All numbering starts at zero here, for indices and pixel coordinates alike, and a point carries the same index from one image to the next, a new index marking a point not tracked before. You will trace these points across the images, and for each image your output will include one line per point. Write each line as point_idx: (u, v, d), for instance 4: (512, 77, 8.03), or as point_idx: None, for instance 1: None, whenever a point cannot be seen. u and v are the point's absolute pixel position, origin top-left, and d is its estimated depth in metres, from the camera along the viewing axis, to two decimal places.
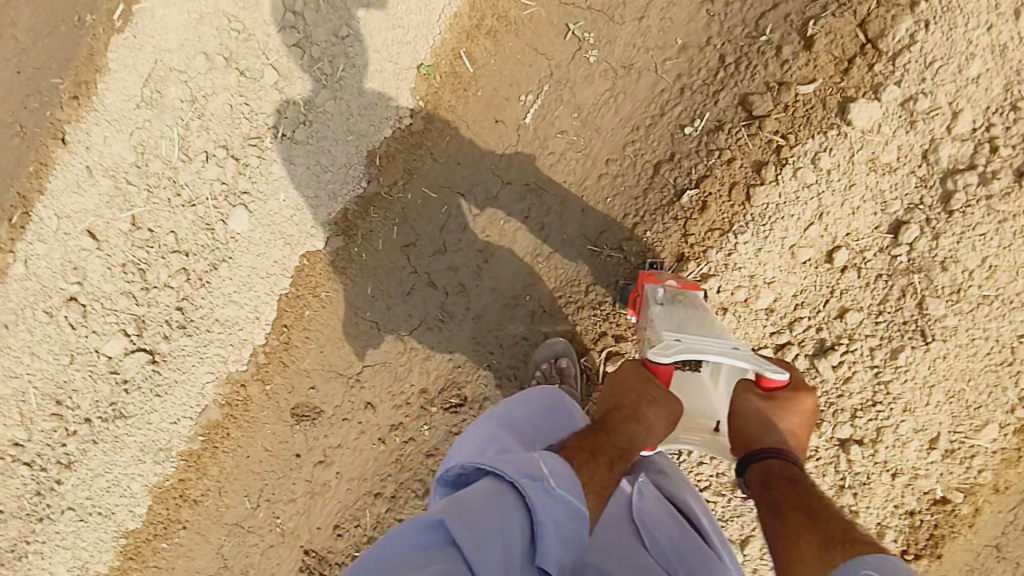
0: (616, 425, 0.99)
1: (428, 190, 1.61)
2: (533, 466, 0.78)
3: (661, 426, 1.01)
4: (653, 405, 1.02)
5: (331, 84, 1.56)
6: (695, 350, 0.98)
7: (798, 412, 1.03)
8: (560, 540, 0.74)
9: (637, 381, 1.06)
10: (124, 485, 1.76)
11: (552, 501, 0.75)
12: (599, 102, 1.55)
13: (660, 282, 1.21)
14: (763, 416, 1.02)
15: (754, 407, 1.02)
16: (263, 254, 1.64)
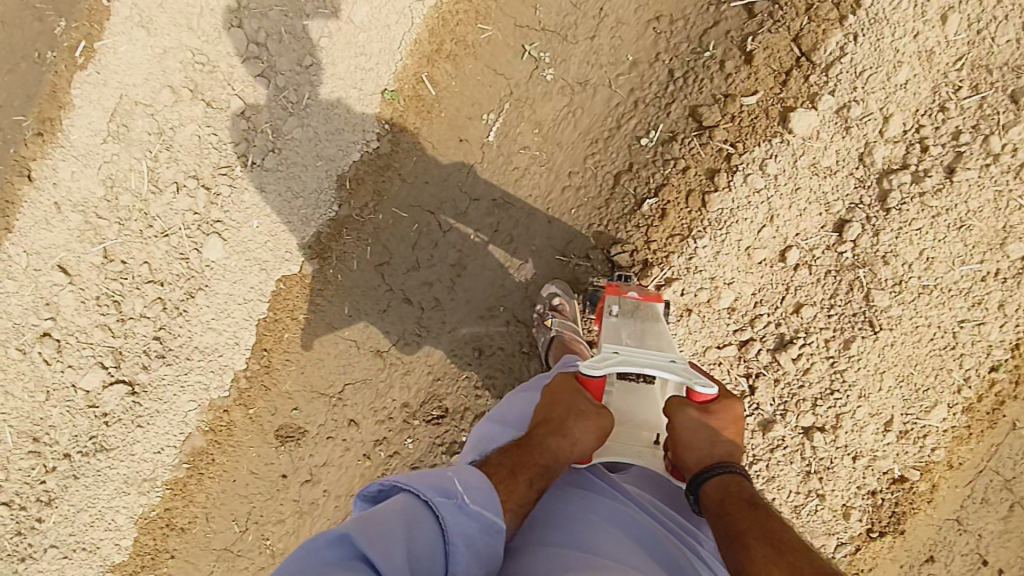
0: (538, 442, 0.98)
1: (400, 210, 1.64)
2: (450, 484, 0.84)
3: (588, 434, 1.00)
4: (577, 416, 1.00)
5: (298, 111, 1.60)
6: (629, 362, 1.03)
7: (733, 421, 1.02)
8: (473, 554, 0.80)
9: (566, 391, 1.06)
10: (109, 518, 1.76)
11: (464, 518, 0.81)
12: (558, 118, 1.62)
13: (621, 292, 1.26)
14: (703, 434, 0.99)
15: (693, 425, 0.99)
16: (240, 281, 1.66)
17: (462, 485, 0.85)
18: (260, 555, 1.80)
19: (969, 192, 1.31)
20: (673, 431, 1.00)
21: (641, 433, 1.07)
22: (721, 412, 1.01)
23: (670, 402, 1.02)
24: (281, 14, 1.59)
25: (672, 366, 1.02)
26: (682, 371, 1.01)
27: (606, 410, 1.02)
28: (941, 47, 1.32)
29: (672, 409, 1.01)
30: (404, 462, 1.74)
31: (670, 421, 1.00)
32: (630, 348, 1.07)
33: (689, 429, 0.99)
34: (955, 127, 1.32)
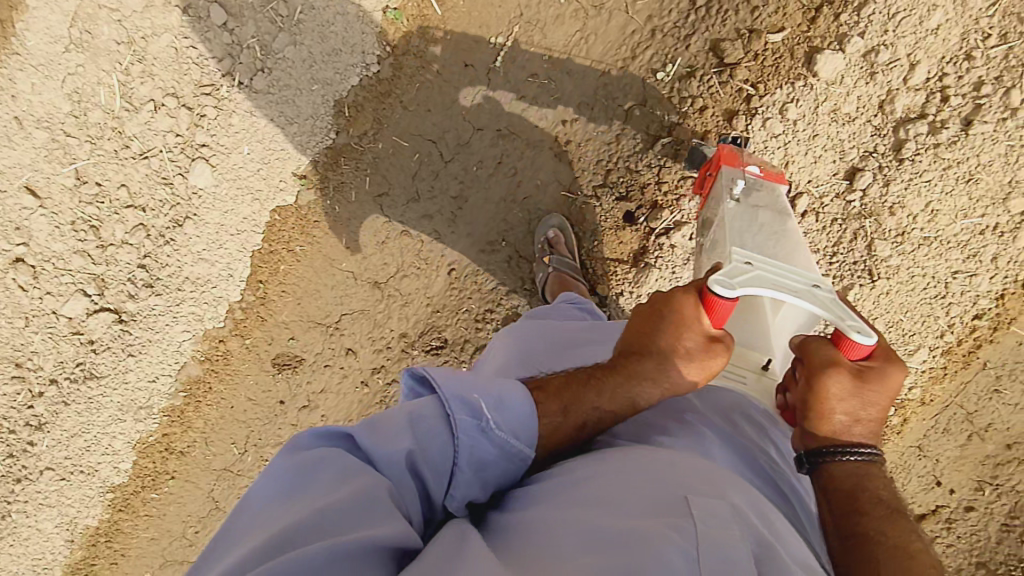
0: (614, 388, 0.97)
1: (402, 139, 1.56)
2: (479, 405, 0.81)
3: (681, 378, 0.99)
4: (679, 357, 0.98)
5: (288, 26, 1.46)
6: (763, 284, 0.92)
7: (887, 397, 0.91)
8: (479, 479, 0.83)
9: (670, 318, 0.99)
10: (105, 443, 1.76)
11: (481, 443, 0.81)
12: (570, 44, 1.53)
13: (741, 166, 1.26)
14: (849, 404, 0.90)
15: (841, 392, 0.90)
16: (231, 212, 1.58)
17: (491, 403, 0.82)
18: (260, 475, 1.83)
19: (982, 145, 1.29)
20: (814, 390, 0.91)
21: (750, 356, 1.08)
22: (877, 385, 0.90)
23: (821, 356, 0.92)
24: None
25: (813, 295, 0.91)
26: (828, 306, 0.91)
27: (717, 350, 0.98)
28: None
29: (819, 366, 0.91)
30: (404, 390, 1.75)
31: (814, 376, 0.91)
32: (766, 260, 0.95)
33: (834, 395, 0.90)
34: (979, 77, 1.29)
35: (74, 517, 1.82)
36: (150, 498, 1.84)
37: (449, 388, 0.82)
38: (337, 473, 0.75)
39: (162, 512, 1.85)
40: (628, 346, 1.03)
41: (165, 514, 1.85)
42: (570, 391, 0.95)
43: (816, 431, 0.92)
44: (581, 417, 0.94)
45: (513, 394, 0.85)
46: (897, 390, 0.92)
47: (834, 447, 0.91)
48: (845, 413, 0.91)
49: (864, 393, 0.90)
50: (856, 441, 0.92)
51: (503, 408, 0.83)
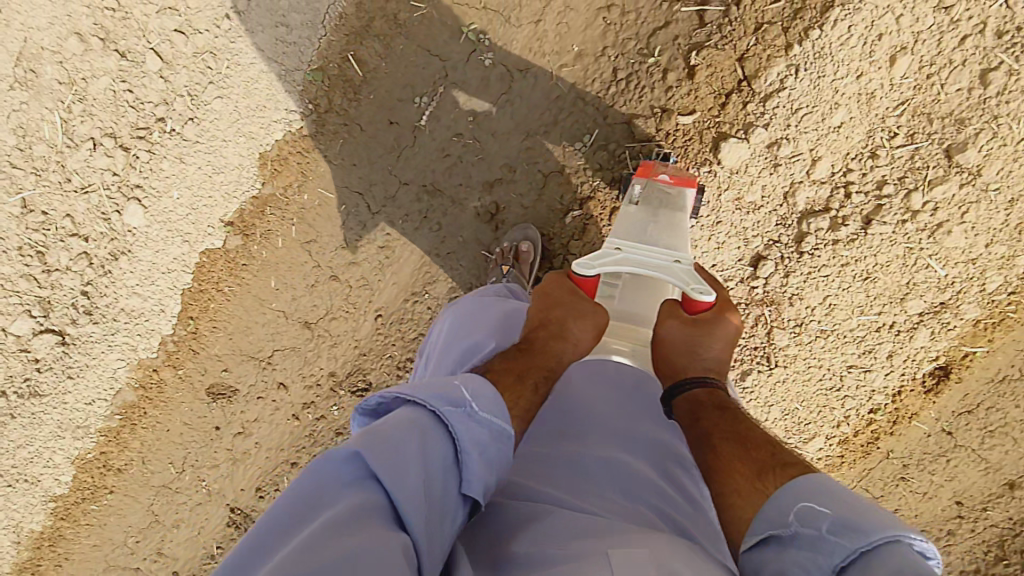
0: (540, 345, 0.98)
1: (328, 190, 1.60)
2: (457, 392, 0.75)
3: (582, 333, 1.02)
4: (573, 318, 1.02)
5: (217, 79, 1.54)
6: (623, 263, 1.07)
7: (723, 338, 1.02)
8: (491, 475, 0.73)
9: (560, 292, 1.07)
10: (47, 456, 1.85)
11: (474, 425, 0.73)
12: (496, 106, 1.53)
13: (652, 177, 1.25)
14: (686, 342, 1.00)
15: (677, 331, 1.01)
16: (162, 251, 1.65)
17: (471, 393, 0.75)
18: (197, 494, 1.85)
19: (880, 245, 1.30)
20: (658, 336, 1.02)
21: (641, 332, 1.11)
22: (711, 325, 1.01)
23: (664, 308, 1.04)
24: None
25: (671, 267, 1.05)
26: (679, 274, 1.04)
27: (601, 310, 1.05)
28: (884, 90, 1.26)
29: (662, 315, 1.03)
30: (330, 428, 1.75)
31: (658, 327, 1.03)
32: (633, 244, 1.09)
33: (672, 337, 1.01)
34: (882, 176, 1.28)
35: (19, 522, 1.89)
36: (91, 509, 1.89)
37: (424, 390, 0.73)
38: (350, 514, 0.61)
39: (102, 522, 1.89)
40: (529, 323, 1.04)
41: (105, 524, 1.89)
42: (512, 361, 0.93)
43: (667, 374, 1.01)
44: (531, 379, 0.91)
45: (474, 381, 0.79)
46: (735, 332, 1.03)
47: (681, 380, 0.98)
48: (685, 352, 1.00)
49: (698, 330, 1.00)
50: (702, 373, 0.99)
51: (482, 397, 0.76)
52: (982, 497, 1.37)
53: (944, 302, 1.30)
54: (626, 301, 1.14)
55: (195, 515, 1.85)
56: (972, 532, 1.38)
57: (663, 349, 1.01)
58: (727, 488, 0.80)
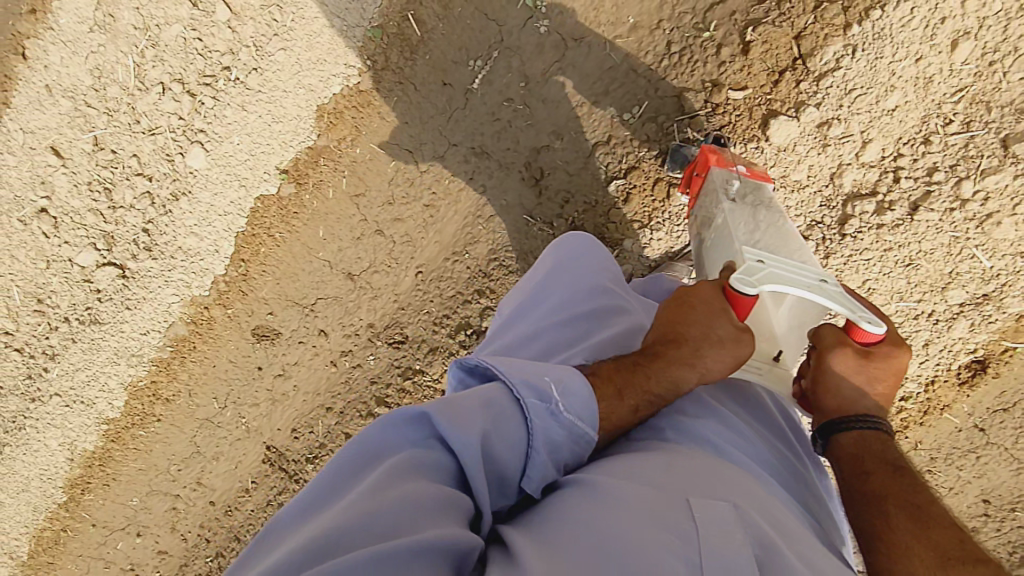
0: (660, 371, 0.96)
1: (379, 147, 1.66)
2: (545, 387, 0.83)
3: (718, 363, 0.98)
4: (711, 343, 0.97)
5: (281, 32, 1.59)
6: (777, 282, 0.95)
7: (894, 374, 0.96)
8: (553, 461, 0.83)
9: (701, 307, 1.00)
10: (103, 381, 1.98)
11: (553, 424, 0.82)
12: (547, 73, 1.56)
13: (728, 167, 1.24)
14: (854, 379, 0.96)
15: (846, 369, 0.96)
16: (221, 194, 1.73)
17: (561, 390, 0.83)
18: (237, 429, 1.96)
19: (925, 232, 1.29)
20: (820, 369, 0.98)
21: (761, 347, 1.10)
22: (881, 363, 0.96)
23: (829, 338, 0.98)
24: None
25: (826, 291, 0.94)
26: (840, 301, 0.93)
27: (746, 340, 0.97)
28: (942, 75, 1.24)
29: (827, 345, 0.97)
30: (365, 375, 1.82)
31: (822, 358, 0.97)
32: (778, 258, 0.99)
33: (839, 373, 0.96)
34: (933, 163, 1.27)
35: (74, 440, 2.03)
36: (139, 435, 2.02)
37: (514, 374, 0.83)
38: (407, 466, 0.73)
39: (148, 448, 2.02)
40: (662, 334, 1.01)
41: (151, 451, 2.02)
42: (623, 376, 0.94)
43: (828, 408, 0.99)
44: (634, 401, 0.93)
45: (573, 379, 0.85)
46: (905, 367, 0.97)
47: (844, 420, 0.96)
48: (850, 389, 0.97)
49: (869, 367, 0.96)
50: (868, 415, 0.96)
51: (568, 393, 0.83)
52: (1011, 499, 1.39)
53: (986, 294, 1.29)
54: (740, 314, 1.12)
55: (234, 450, 1.97)
56: (998, 532, 1.42)
57: (827, 382, 0.97)
58: (902, 570, 0.78)
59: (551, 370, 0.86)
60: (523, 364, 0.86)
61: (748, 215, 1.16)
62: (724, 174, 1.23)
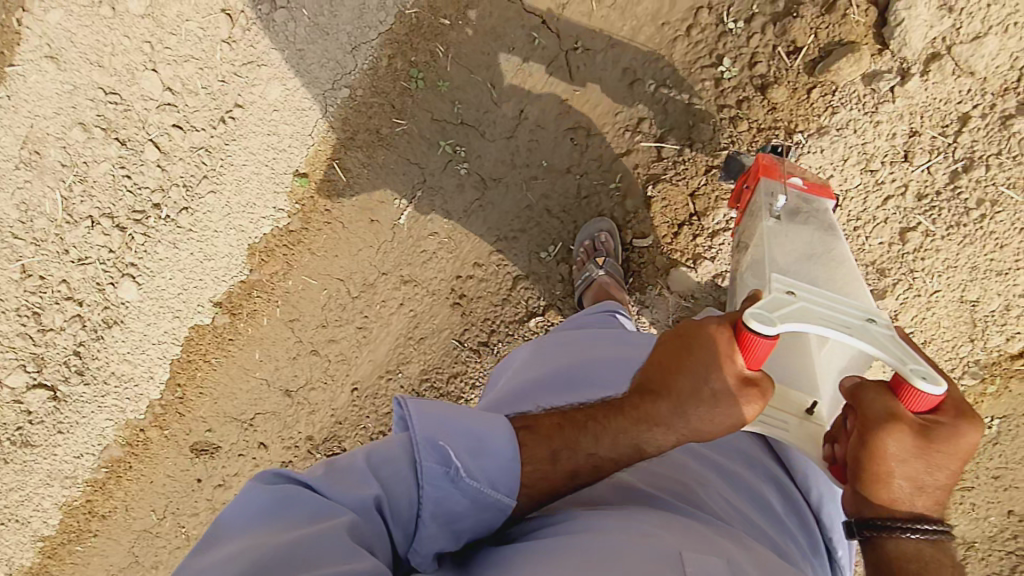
0: (617, 433, 0.88)
1: (310, 278, 1.72)
2: (448, 449, 0.80)
3: (707, 420, 0.87)
4: (704, 398, 0.85)
5: (210, 174, 1.64)
6: (811, 320, 0.79)
7: (959, 458, 0.75)
8: (453, 522, 0.81)
9: (698, 354, 0.85)
10: (37, 500, 1.94)
11: (454, 490, 0.79)
12: (470, 210, 1.66)
13: (784, 177, 1.23)
14: (910, 466, 0.75)
15: (898, 451, 0.75)
16: (154, 325, 1.76)
17: (471, 448, 0.81)
18: (177, 538, 1.95)
19: None
20: (867, 447, 0.77)
21: (791, 398, 0.98)
22: (943, 445, 0.74)
23: (877, 410, 0.76)
24: (199, 68, 1.59)
25: (870, 336, 0.78)
26: (887, 347, 0.76)
27: (748, 396, 0.84)
28: None
29: (880, 425, 0.75)
30: None
31: (874, 436, 0.76)
32: (810, 291, 0.84)
33: (889, 454, 0.75)
34: None
35: (9, 558, 1.99)
36: (75, 551, 1.99)
37: (420, 429, 0.81)
38: (296, 518, 0.75)
39: (85, 562, 1.99)
40: (648, 381, 0.91)
41: (87, 565, 1.99)
42: (562, 435, 0.88)
43: (875, 497, 0.78)
44: (572, 464, 0.87)
45: (491, 435, 0.83)
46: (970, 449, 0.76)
47: (889, 519, 0.77)
48: (903, 477, 0.76)
49: (929, 454, 0.75)
50: (919, 513, 0.77)
51: (482, 453, 0.81)
52: None
53: None
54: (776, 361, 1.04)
55: (174, 559, 1.96)
56: None
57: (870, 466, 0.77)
58: None
59: (471, 422, 0.83)
60: (430, 415, 0.82)
61: (791, 237, 1.18)
62: (772, 185, 1.23)
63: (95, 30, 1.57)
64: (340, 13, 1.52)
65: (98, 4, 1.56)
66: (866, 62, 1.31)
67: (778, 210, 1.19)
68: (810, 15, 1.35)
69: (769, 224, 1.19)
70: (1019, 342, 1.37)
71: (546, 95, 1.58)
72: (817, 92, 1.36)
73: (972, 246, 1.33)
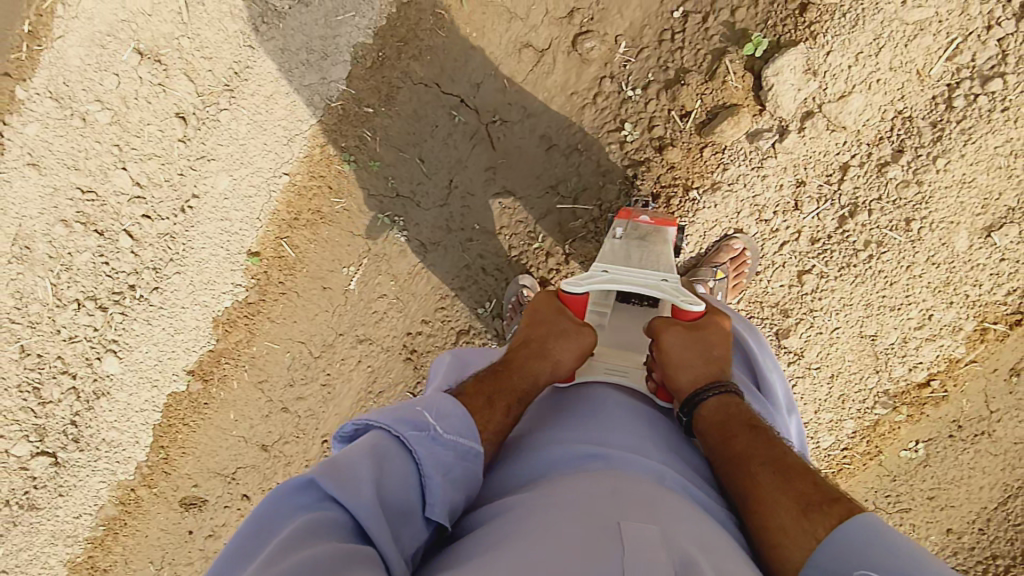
0: (518, 368, 1.08)
1: (273, 343, 1.87)
2: (420, 418, 0.85)
3: (568, 352, 1.10)
4: (557, 335, 1.12)
5: (176, 257, 1.83)
6: (613, 280, 1.12)
7: (716, 336, 1.11)
8: (452, 484, 0.84)
9: (543, 314, 1.17)
10: (44, 559, 2.08)
11: (439, 447, 0.84)
12: (413, 272, 1.77)
13: (633, 218, 1.35)
14: (689, 349, 1.08)
15: (679, 342, 1.08)
16: (135, 394, 1.94)
17: (434, 415, 0.87)
18: None
19: None
20: (660, 349, 1.08)
21: (629, 356, 1.17)
22: (700, 329, 1.11)
23: (658, 325, 1.11)
24: (161, 163, 1.77)
25: (660, 285, 1.11)
26: (672, 290, 1.11)
27: (586, 329, 1.12)
28: None
29: (659, 328, 1.11)
30: None
31: (657, 341, 1.09)
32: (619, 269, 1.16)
33: (674, 347, 1.08)
34: None
35: None
36: None
37: (387, 417, 0.85)
38: (305, 532, 0.70)
39: None
40: (516, 341, 1.15)
41: None
42: (489, 387, 1.02)
43: (679, 386, 1.06)
44: (504, 403, 1.01)
45: (442, 402, 0.90)
46: (722, 331, 1.13)
47: (695, 390, 1.05)
48: (691, 359, 1.07)
49: (700, 337, 1.10)
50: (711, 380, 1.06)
51: (443, 417, 0.87)
52: None
53: None
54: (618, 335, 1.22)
55: None
56: None
57: (667, 360, 1.07)
58: (770, 520, 0.86)
59: (424, 401, 0.89)
60: (392, 408, 0.87)
61: (629, 252, 1.23)
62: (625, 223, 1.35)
63: (70, 138, 1.77)
64: (275, 108, 1.69)
65: (69, 116, 1.75)
66: (747, 122, 1.42)
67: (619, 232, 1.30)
68: (695, 81, 1.46)
69: (611, 243, 1.27)
70: (921, 371, 1.46)
71: (472, 163, 1.69)
72: (709, 150, 1.46)
73: (863, 284, 1.42)
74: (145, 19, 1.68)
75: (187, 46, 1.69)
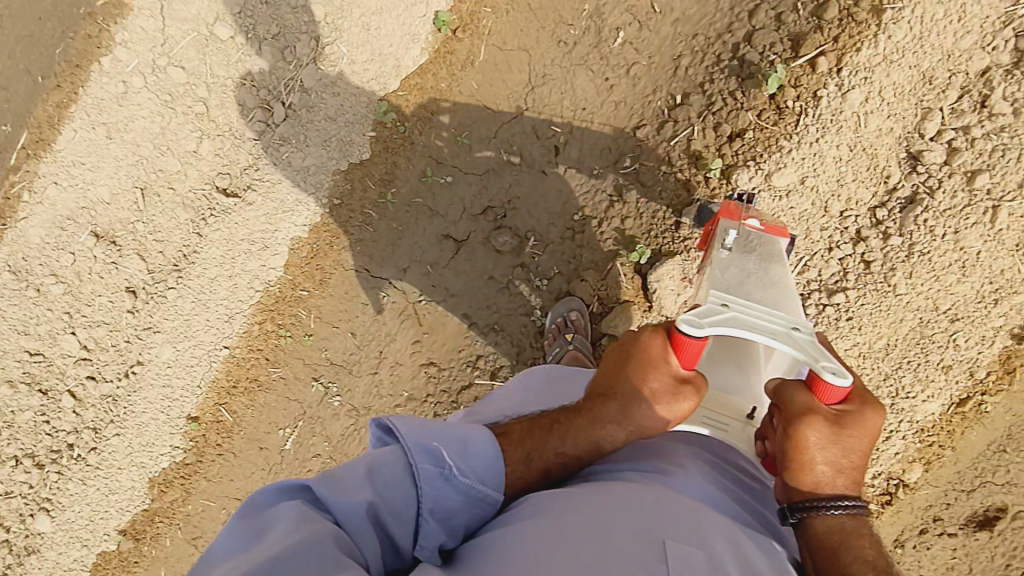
0: (577, 433, 1.03)
1: (207, 501, 1.91)
2: (441, 451, 0.89)
3: (650, 419, 1.02)
4: (646, 399, 1.01)
5: (115, 421, 1.91)
6: (734, 325, 0.96)
7: (867, 436, 0.93)
8: (449, 525, 0.89)
9: (637, 360, 1.03)
10: None
11: (449, 488, 0.88)
12: (345, 435, 1.82)
13: (740, 221, 1.24)
14: (829, 453, 0.93)
15: (820, 440, 0.92)
16: (63, 553, 1.94)
17: (457, 451, 0.91)
18: None
19: None
20: (793, 440, 0.93)
21: (734, 404, 1.09)
22: (851, 428, 0.92)
23: (798, 405, 0.94)
24: (111, 331, 1.89)
25: (791, 337, 0.94)
26: (804, 347, 0.93)
27: (685, 393, 1.00)
28: None
29: (800, 415, 0.93)
30: None
31: (791, 428, 0.93)
32: (742, 303, 1.00)
33: (812, 445, 0.92)
34: None
35: None
36: None
37: (410, 437, 0.90)
38: (303, 528, 0.77)
39: None
40: (602, 387, 1.07)
41: None
42: (533, 439, 1.02)
43: (799, 483, 0.95)
44: (543, 463, 1.01)
45: (479, 441, 0.93)
46: (877, 431, 0.95)
47: (815, 498, 0.93)
48: (825, 464, 0.93)
49: (843, 439, 0.93)
50: (841, 492, 0.94)
51: (466, 454, 0.91)
52: None
53: None
54: (723, 366, 1.11)
55: None
56: None
57: (798, 456, 0.93)
58: None
59: (455, 432, 0.93)
60: (418, 424, 0.93)
61: (742, 267, 1.16)
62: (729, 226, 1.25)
63: (20, 307, 1.86)
64: (218, 288, 1.82)
65: (23, 288, 1.85)
66: (637, 317, 1.60)
67: (730, 243, 1.20)
68: (591, 279, 1.66)
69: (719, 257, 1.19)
70: None
71: (401, 337, 1.82)
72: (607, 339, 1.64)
73: None
74: (103, 207, 1.82)
75: (140, 230, 1.83)
